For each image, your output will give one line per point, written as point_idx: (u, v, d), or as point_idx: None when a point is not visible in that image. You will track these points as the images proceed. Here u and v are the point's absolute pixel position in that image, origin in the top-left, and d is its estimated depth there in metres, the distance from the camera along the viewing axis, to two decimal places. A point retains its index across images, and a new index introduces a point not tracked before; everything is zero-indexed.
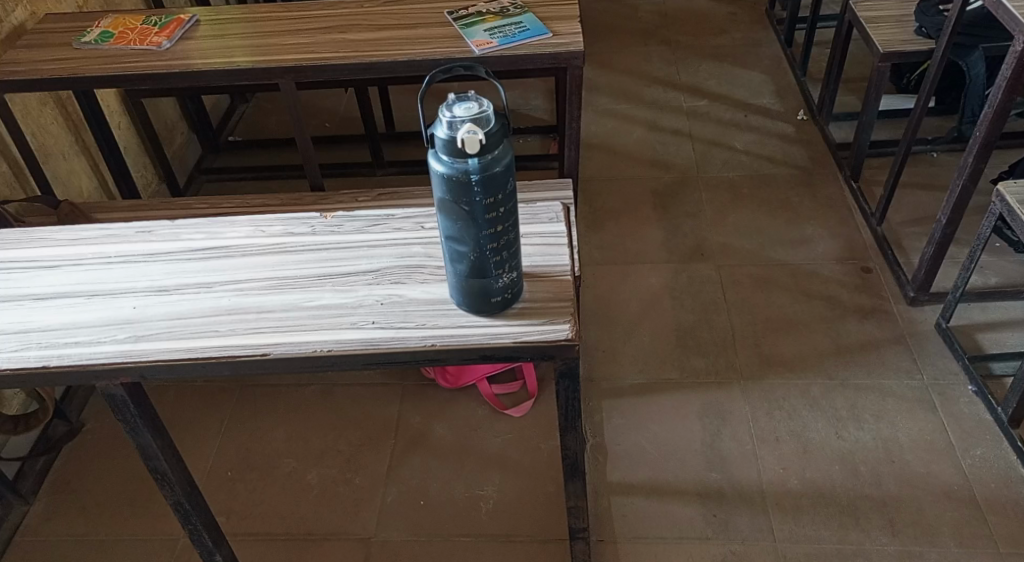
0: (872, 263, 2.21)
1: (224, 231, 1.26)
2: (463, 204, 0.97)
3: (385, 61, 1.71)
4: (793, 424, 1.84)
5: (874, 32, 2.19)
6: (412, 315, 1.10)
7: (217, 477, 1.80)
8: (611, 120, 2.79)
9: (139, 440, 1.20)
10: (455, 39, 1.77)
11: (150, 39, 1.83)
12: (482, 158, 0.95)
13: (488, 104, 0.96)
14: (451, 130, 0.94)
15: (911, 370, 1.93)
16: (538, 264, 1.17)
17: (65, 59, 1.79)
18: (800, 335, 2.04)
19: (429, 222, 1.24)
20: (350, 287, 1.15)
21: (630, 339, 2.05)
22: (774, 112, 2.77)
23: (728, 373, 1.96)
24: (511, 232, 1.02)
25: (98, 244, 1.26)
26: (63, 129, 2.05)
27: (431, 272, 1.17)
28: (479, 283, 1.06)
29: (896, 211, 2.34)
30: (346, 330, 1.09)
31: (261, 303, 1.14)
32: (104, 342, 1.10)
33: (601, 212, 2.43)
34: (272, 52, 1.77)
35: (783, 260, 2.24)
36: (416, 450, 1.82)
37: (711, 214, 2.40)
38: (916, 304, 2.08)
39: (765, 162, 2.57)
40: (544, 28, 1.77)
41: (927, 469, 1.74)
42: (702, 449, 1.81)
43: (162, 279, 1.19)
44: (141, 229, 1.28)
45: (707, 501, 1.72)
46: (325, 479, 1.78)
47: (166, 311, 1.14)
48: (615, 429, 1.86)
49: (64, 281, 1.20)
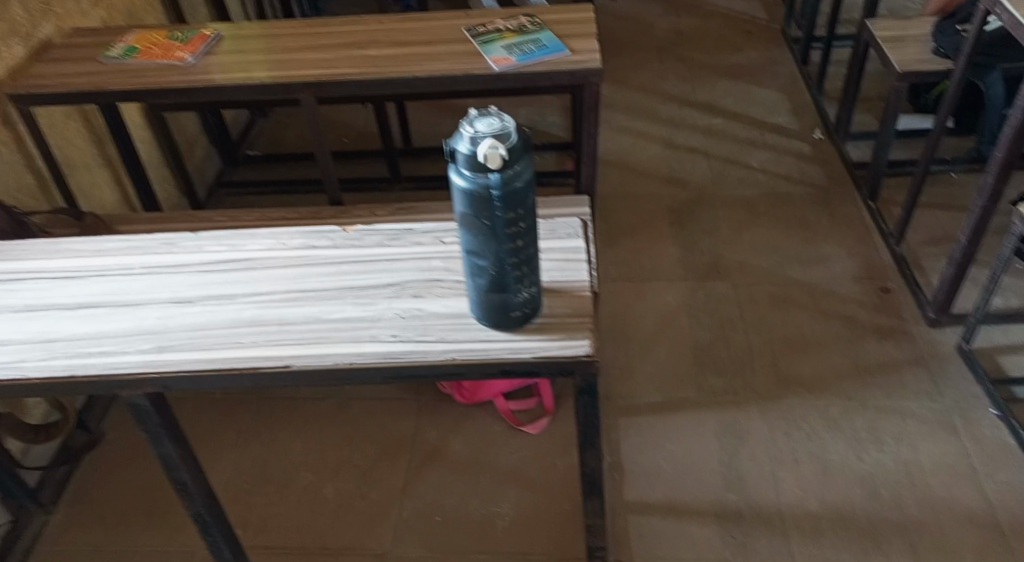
0: (891, 282, 2.19)
1: (246, 244, 1.27)
2: (485, 218, 0.98)
3: (405, 77, 1.73)
4: (812, 445, 1.83)
5: (893, 51, 2.19)
6: (432, 329, 1.11)
7: (234, 489, 1.80)
8: (628, 137, 2.80)
9: (162, 450, 1.21)
10: (474, 56, 1.78)
11: (174, 54, 1.86)
12: (503, 173, 0.95)
13: (510, 119, 0.97)
14: (473, 145, 0.95)
15: (932, 392, 1.92)
16: (557, 280, 1.17)
17: (91, 73, 1.81)
18: (818, 354, 2.03)
19: (449, 236, 1.25)
20: (371, 300, 1.16)
21: (646, 356, 2.04)
22: (790, 131, 2.77)
23: (745, 393, 1.95)
24: (531, 247, 1.03)
25: (122, 255, 1.27)
26: (88, 142, 2.07)
27: (450, 286, 1.17)
28: (499, 297, 1.06)
29: (915, 230, 2.33)
30: (366, 343, 1.10)
31: (283, 316, 1.14)
32: (127, 352, 1.11)
33: (617, 228, 2.43)
34: (294, 67, 1.79)
35: (801, 279, 2.23)
36: (432, 465, 1.82)
37: (727, 231, 2.39)
38: (936, 325, 2.06)
39: (782, 180, 2.56)
40: (563, 45, 1.78)
41: (949, 493, 1.72)
42: (720, 469, 1.79)
43: (185, 290, 1.20)
44: (165, 241, 1.29)
45: (725, 521, 1.70)
46: (341, 493, 1.78)
47: (188, 322, 1.15)
48: (632, 447, 1.85)
49: (89, 292, 1.21)
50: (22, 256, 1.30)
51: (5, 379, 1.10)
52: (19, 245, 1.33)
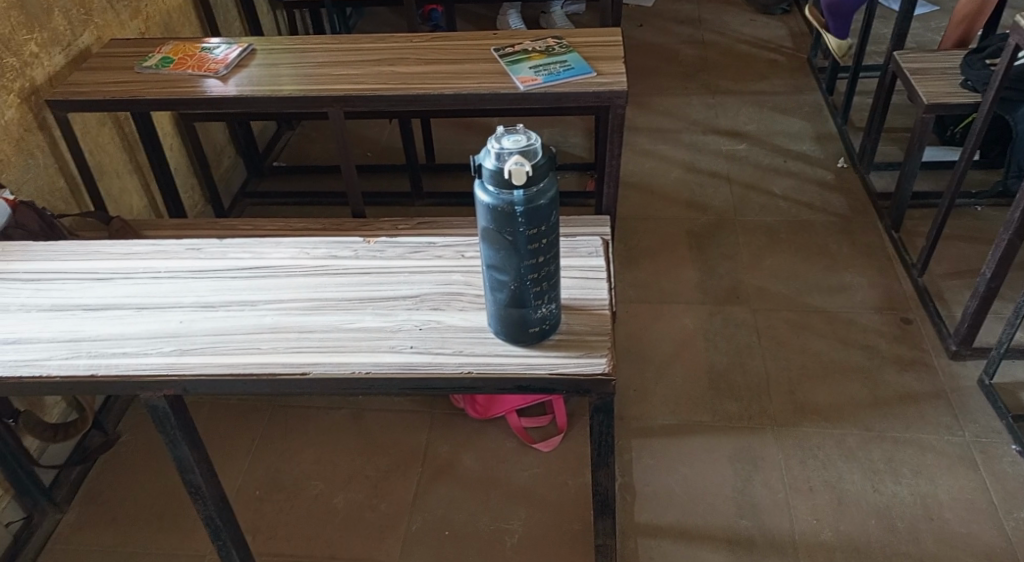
0: (912, 313, 2.18)
1: (270, 252, 1.29)
2: (508, 233, 0.99)
3: (431, 94, 1.75)
4: (828, 474, 1.81)
5: (919, 83, 2.18)
6: (450, 342, 1.11)
7: (246, 495, 1.81)
8: (650, 160, 2.81)
9: (176, 453, 1.21)
10: (501, 75, 1.80)
11: (207, 66, 1.90)
12: (527, 190, 0.96)
13: (536, 137, 0.98)
14: (499, 161, 0.96)
15: (952, 426, 1.89)
16: (576, 297, 1.18)
17: (126, 82, 1.85)
18: (836, 383, 2.01)
19: (470, 251, 1.26)
20: (391, 311, 1.17)
21: (661, 380, 2.04)
22: (813, 158, 2.77)
23: (761, 419, 1.94)
24: (551, 264, 1.04)
25: (149, 259, 1.30)
26: (119, 149, 2.12)
27: (470, 300, 1.18)
28: (518, 312, 1.07)
29: (938, 262, 2.31)
30: (385, 353, 1.10)
31: (303, 323, 1.16)
32: (150, 354, 1.13)
33: (636, 250, 2.43)
34: (323, 81, 1.82)
35: (820, 307, 2.22)
36: (443, 478, 1.82)
37: (747, 257, 2.39)
38: (958, 358, 2.04)
39: (804, 208, 2.56)
40: (589, 67, 1.80)
41: (966, 529, 1.70)
42: (733, 495, 1.78)
43: (209, 295, 1.22)
44: (191, 246, 1.31)
45: (737, 548, 1.69)
46: (352, 504, 1.78)
47: (210, 327, 1.16)
48: (645, 469, 1.84)
49: (115, 293, 1.24)
50: (52, 256, 1.33)
51: (30, 376, 1.12)
52: (51, 245, 1.36)
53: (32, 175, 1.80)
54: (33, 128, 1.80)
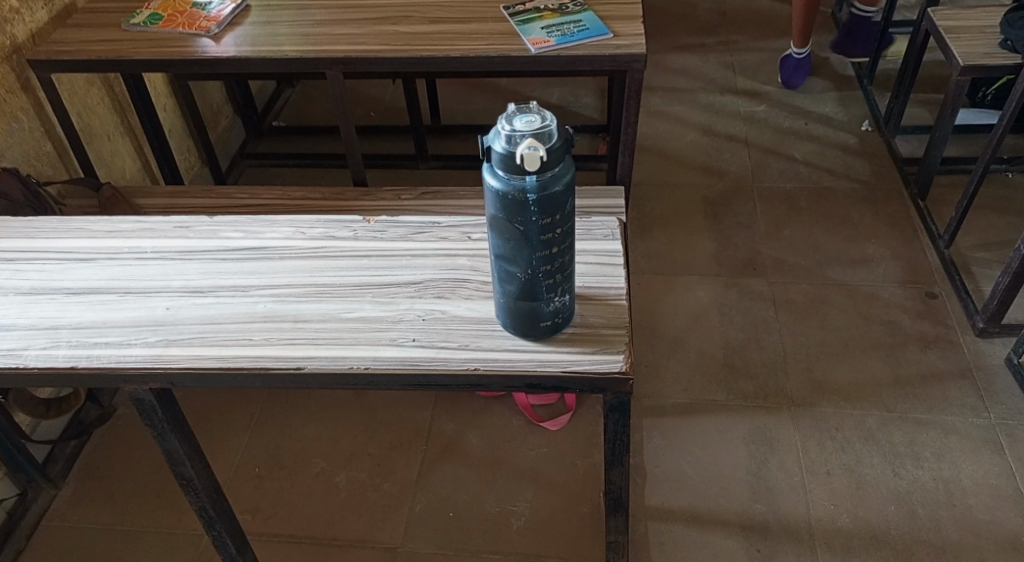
0: (938, 287, 2.09)
1: (264, 231, 1.21)
2: (518, 222, 0.90)
3: (436, 57, 1.64)
4: (847, 458, 1.75)
5: (955, 43, 2.05)
6: (455, 335, 1.03)
7: (244, 473, 1.76)
8: (664, 122, 2.69)
9: (165, 445, 1.12)
10: (511, 35, 1.69)
11: (199, 23, 1.79)
12: (541, 176, 0.87)
13: (551, 117, 0.88)
14: (510, 143, 0.87)
15: (976, 407, 1.82)
16: (591, 285, 1.10)
17: (113, 40, 1.75)
18: (857, 361, 1.94)
19: (476, 233, 1.18)
20: (392, 299, 1.09)
21: (674, 355, 1.97)
22: (835, 121, 2.65)
23: (778, 399, 1.87)
24: (566, 254, 0.95)
25: (135, 238, 1.21)
26: (110, 110, 2.02)
27: (476, 287, 1.10)
28: (527, 305, 0.99)
29: (966, 233, 2.21)
30: (385, 347, 1.03)
31: (298, 312, 1.08)
32: (134, 344, 1.04)
33: (649, 218, 2.33)
34: (322, 41, 1.71)
35: (841, 281, 2.13)
36: (448, 458, 1.76)
37: (766, 226, 2.29)
38: (985, 335, 1.96)
39: (826, 174, 2.45)
40: (605, 28, 1.68)
41: (990, 516, 1.64)
42: (748, 478, 1.72)
43: (198, 279, 1.13)
44: (179, 224, 1.23)
45: (751, 533, 1.63)
46: (354, 483, 1.73)
47: (199, 314, 1.08)
48: (656, 450, 1.78)
49: (99, 275, 1.15)
50: (32, 234, 1.25)
51: (7, 367, 1.04)
52: (31, 221, 1.28)
53: (16, 139, 1.71)
54: (16, 89, 1.71)
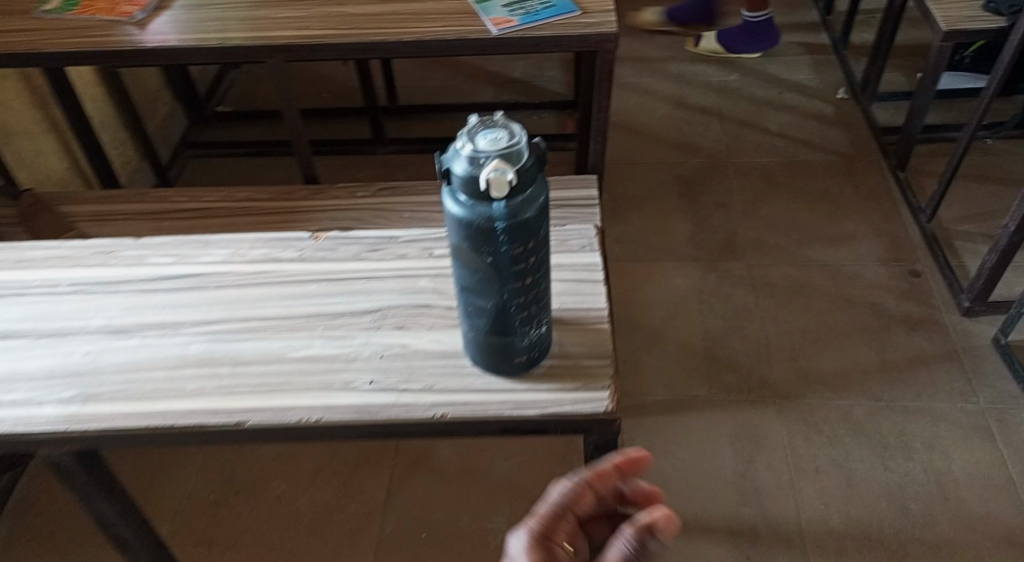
0: (921, 265, 2.01)
1: (198, 255, 1.07)
2: (486, 254, 0.77)
3: (386, 41, 1.49)
4: (836, 453, 1.67)
5: (937, 5, 1.94)
6: (419, 375, 0.91)
7: (198, 501, 1.63)
8: (634, 95, 2.56)
9: (93, 509, 1.01)
10: (468, 15, 1.54)
11: (120, 9, 1.61)
12: (510, 202, 0.75)
13: (520, 133, 0.76)
14: (472, 166, 0.74)
15: (965, 392, 1.75)
16: (570, 307, 0.98)
17: (24, 31, 1.56)
18: (842, 347, 1.85)
19: (439, 247, 1.06)
20: (346, 333, 0.96)
21: (654, 348, 1.87)
22: (810, 89, 2.54)
23: (763, 392, 1.78)
24: (541, 284, 0.83)
25: (48, 268, 1.06)
26: (29, 106, 1.83)
27: (440, 314, 0.97)
28: (499, 341, 0.87)
29: (948, 206, 2.13)
30: (338, 393, 0.90)
31: (238, 353, 0.94)
32: (44, 402, 0.91)
33: (621, 200, 2.22)
34: (261, 26, 1.54)
35: (822, 261, 2.04)
36: (418, 472, 1.65)
37: (742, 205, 2.19)
38: (971, 315, 1.88)
39: (802, 146, 2.35)
40: (572, 5, 1.54)
41: (985, 509, 1.57)
42: (735, 479, 1.63)
43: (121, 316, 0.99)
44: (100, 249, 1.08)
45: (740, 540, 1.55)
46: (318, 506, 1.61)
47: (122, 360, 0.94)
48: (637, 453, 1.69)
49: (6, 316, 1.01)
50: None
51: None
52: None
53: None
54: None
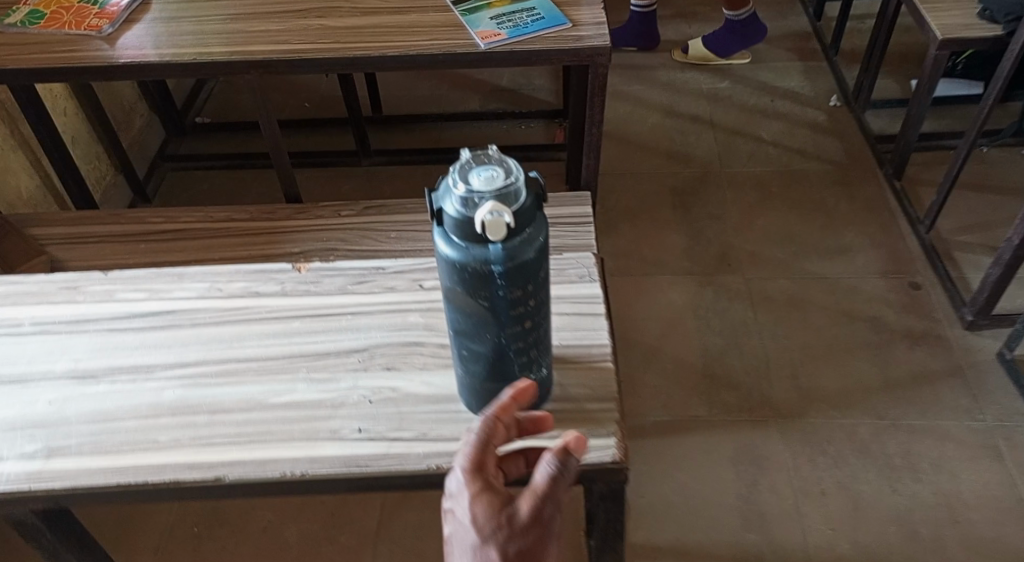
0: (920, 277, 1.97)
1: (172, 289, 1.00)
2: (482, 298, 0.72)
3: (370, 55, 1.42)
4: (841, 475, 1.62)
5: (933, 13, 1.89)
6: (412, 423, 0.85)
7: (180, 534, 1.56)
8: (624, 104, 2.51)
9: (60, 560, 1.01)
10: (455, 28, 1.48)
11: (88, 22, 1.54)
12: (507, 244, 0.69)
13: (516, 170, 0.70)
14: (466, 207, 0.68)
15: (970, 409, 1.71)
16: (571, 344, 0.92)
17: None
18: (843, 363, 1.81)
19: (429, 279, 0.99)
20: (332, 375, 0.90)
21: (651, 367, 1.81)
22: (802, 96, 2.50)
23: (763, 411, 1.72)
24: (541, 325, 0.77)
25: (10, 306, 0.99)
26: None
27: (431, 353, 0.91)
28: (497, 386, 0.81)
29: (946, 216, 2.09)
30: (324, 444, 0.84)
31: (216, 400, 0.88)
32: (5, 457, 0.84)
33: (613, 213, 2.16)
34: (237, 41, 1.48)
35: (820, 274, 1.99)
36: (410, 501, 1.58)
37: (737, 216, 2.14)
38: (973, 329, 1.84)
39: (796, 155, 2.30)
40: (563, 17, 1.48)
41: (996, 532, 1.53)
42: (738, 504, 1.58)
43: (89, 360, 0.93)
44: (67, 284, 1.01)
45: None
46: (306, 537, 1.54)
47: (90, 410, 0.88)
48: (636, 478, 1.63)
49: None
50: None
51: None
52: None
53: None
54: None
